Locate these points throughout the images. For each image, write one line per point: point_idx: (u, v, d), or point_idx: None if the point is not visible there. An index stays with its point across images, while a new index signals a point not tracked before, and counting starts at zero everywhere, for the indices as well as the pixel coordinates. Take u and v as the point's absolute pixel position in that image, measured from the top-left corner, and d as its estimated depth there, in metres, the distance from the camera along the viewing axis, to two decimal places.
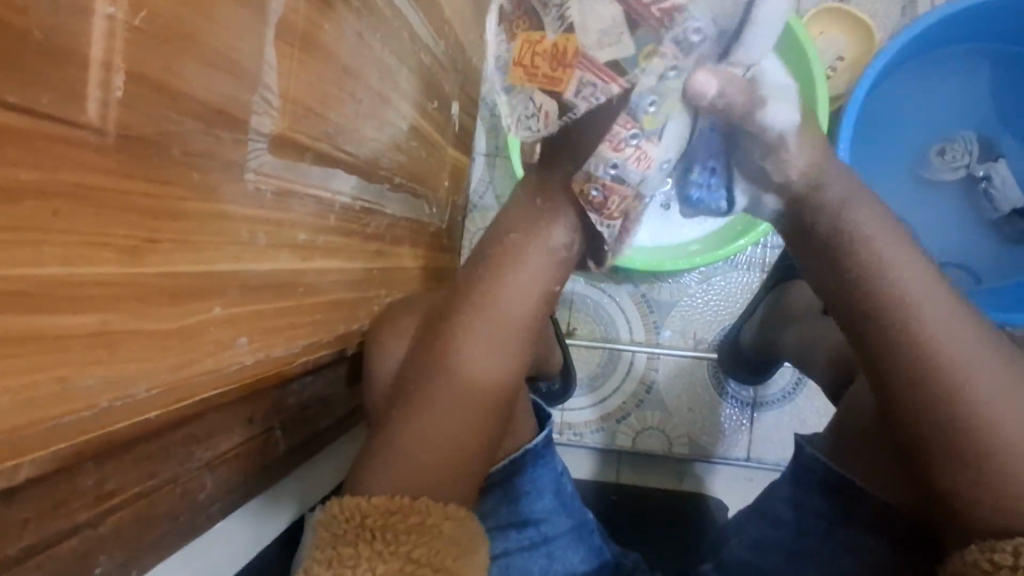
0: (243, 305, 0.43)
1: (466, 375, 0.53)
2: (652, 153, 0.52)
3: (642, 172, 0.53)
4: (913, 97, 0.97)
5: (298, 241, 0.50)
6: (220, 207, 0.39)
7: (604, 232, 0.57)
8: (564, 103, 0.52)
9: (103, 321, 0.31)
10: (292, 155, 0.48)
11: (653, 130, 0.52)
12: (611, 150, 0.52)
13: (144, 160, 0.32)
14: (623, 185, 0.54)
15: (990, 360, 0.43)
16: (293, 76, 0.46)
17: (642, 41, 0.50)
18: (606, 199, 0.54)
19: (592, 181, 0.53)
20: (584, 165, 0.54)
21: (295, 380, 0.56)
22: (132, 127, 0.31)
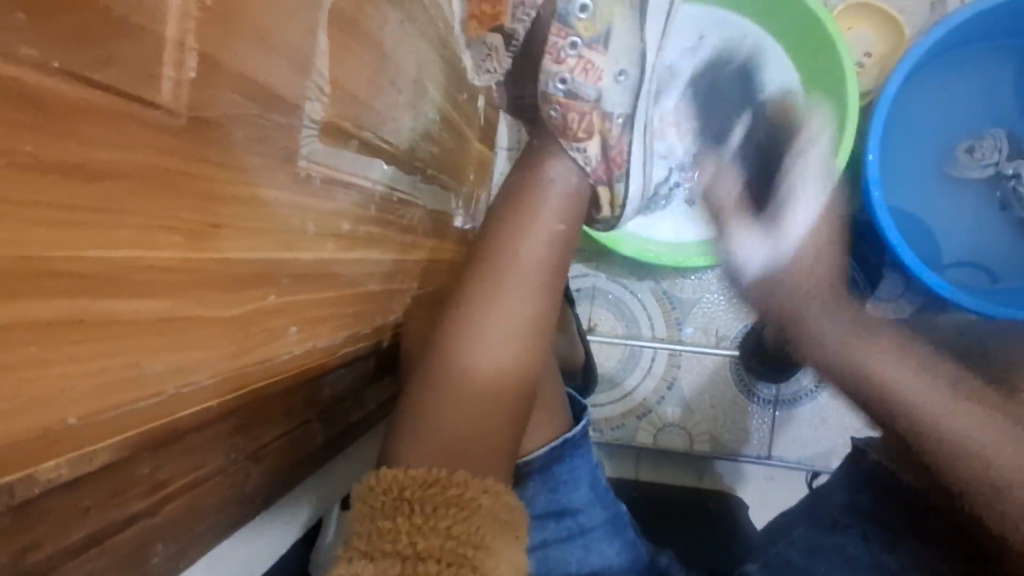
0: (294, 294, 0.43)
1: (480, 355, 0.54)
2: (595, 62, 0.62)
3: (593, 84, 0.63)
4: (941, 96, 0.96)
5: (342, 231, 0.50)
6: (277, 193, 0.39)
7: (579, 155, 0.62)
8: (507, 33, 0.65)
9: (171, 307, 0.30)
10: (338, 143, 0.47)
11: (591, 39, 0.62)
12: (557, 66, 0.63)
13: (210, 142, 0.32)
14: (578, 100, 0.63)
15: (949, 400, 0.52)
16: (342, 62, 0.45)
17: None
18: (565, 118, 0.63)
19: (549, 101, 0.63)
20: (541, 88, 0.64)
21: (330, 372, 0.55)
22: (201, 108, 0.30)
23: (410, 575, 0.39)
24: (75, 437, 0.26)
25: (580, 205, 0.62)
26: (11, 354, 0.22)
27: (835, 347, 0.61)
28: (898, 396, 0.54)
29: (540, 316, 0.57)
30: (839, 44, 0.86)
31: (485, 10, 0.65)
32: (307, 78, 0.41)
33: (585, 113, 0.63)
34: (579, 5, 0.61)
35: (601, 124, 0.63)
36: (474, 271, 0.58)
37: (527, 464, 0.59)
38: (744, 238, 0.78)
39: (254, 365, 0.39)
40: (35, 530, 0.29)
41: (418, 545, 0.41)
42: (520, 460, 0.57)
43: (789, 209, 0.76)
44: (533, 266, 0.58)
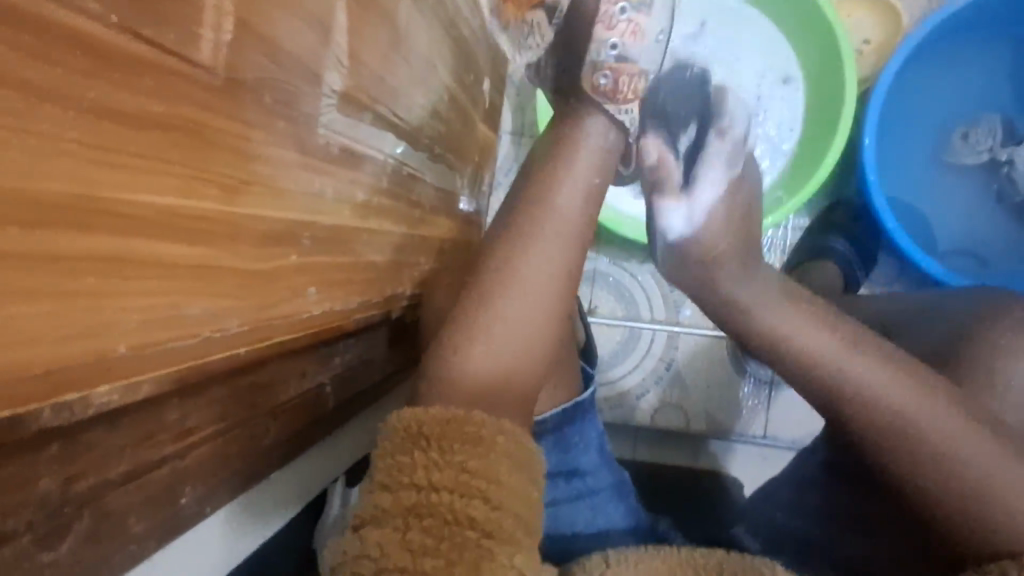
0: (314, 256, 0.45)
1: (516, 300, 0.57)
2: (642, 23, 0.64)
3: (637, 45, 0.65)
4: (942, 80, 0.98)
5: (357, 199, 0.52)
6: (301, 157, 0.41)
7: (625, 117, 0.65)
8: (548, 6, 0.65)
9: (206, 255, 0.32)
10: (354, 114, 0.49)
11: (638, 4, 0.64)
12: (608, 33, 0.63)
13: (241, 102, 0.34)
14: (626, 64, 0.64)
15: (887, 375, 0.54)
16: (359, 35, 0.47)
17: None
18: (616, 81, 0.63)
19: (599, 66, 0.63)
20: (588, 57, 0.64)
21: (341, 340, 0.58)
22: (234, 68, 0.32)
23: (425, 504, 0.41)
24: (122, 368, 0.29)
25: (603, 169, 0.65)
26: (72, 283, 0.25)
27: (819, 349, 0.58)
28: (849, 384, 0.55)
29: (563, 292, 0.60)
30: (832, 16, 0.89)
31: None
32: (328, 47, 0.43)
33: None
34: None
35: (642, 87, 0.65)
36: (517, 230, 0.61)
37: (543, 423, 0.60)
38: (673, 206, 0.70)
39: (280, 320, 0.42)
40: (79, 462, 0.31)
41: (433, 477, 0.42)
42: (537, 417, 0.58)
43: (705, 166, 0.72)
44: (570, 215, 0.62)
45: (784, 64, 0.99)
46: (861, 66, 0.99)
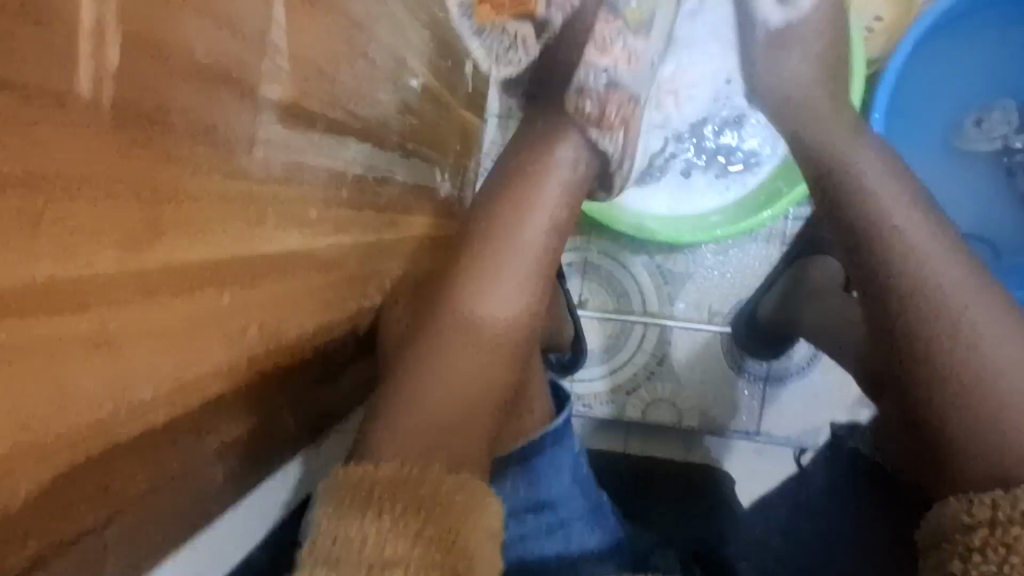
0: (254, 289, 0.41)
1: (479, 335, 0.54)
2: (638, 50, 0.63)
3: (631, 73, 0.62)
4: (957, 59, 0.91)
5: (310, 219, 0.47)
6: (231, 185, 0.37)
7: (609, 145, 0.61)
8: (539, 20, 0.62)
9: (101, 321, 0.30)
10: (301, 127, 0.44)
11: (637, 27, 0.63)
12: (599, 56, 0.60)
13: (144, 133, 0.30)
14: (615, 92, 0.61)
15: (954, 263, 0.55)
16: (307, 37, 0.42)
17: None
18: (602, 109, 0.60)
19: (585, 90, 0.60)
20: (575, 78, 0.61)
21: (306, 362, 0.53)
22: (130, 95, 0.29)
23: None
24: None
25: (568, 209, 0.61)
26: None
27: (887, 203, 0.59)
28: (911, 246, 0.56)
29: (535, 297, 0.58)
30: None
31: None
32: (272, 54, 0.38)
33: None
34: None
35: (630, 113, 0.63)
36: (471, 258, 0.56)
37: (508, 456, 0.58)
38: None
39: (208, 358, 0.38)
40: None
41: (387, 547, 0.39)
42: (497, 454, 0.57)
43: None
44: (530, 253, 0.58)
45: None
46: (870, 47, 0.93)
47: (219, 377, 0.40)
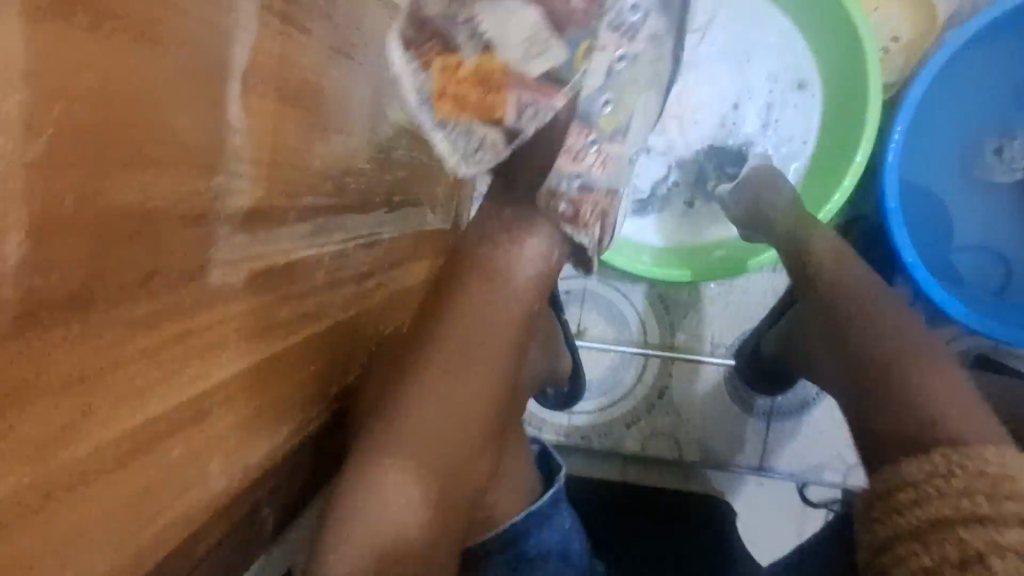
0: (211, 415, 0.38)
1: (460, 371, 0.52)
2: (611, 153, 0.58)
3: (604, 175, 0.58)
4: (979, 86, 0.87)
5: (281, 318, 0.43)
6: (182, 323, 0.34)
7: (584, 239, 0.59)
8: (507, 130, 0.52)
9: (23, 520, 0.26)
10: (269, 226, 0.40)
11: (612, 132, 0.58)
12: (576, 165, 0.57)
13: (67, 312, 0.27)
14: (590, 193, 0.57)
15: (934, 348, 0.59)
16: (269, 130, 0.38)
17: (574, 41, 0.52)
18: (577, 210, 0.57)
19: (558, 195, 0.56)
20: (547, 181, 0.56)
21: (284, 457, 0.49)
22: (47, 277, 0.25)
23: None
24: None
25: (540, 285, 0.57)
26: None
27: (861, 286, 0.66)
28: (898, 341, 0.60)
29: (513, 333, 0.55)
30: (853, 16, 0.79)
31: (463, 90, 0.51)
32: (219, 169, 0.34)
33: (525, 12, 0.50)
34: (604, 94, 0.57)
35: (607, 207, 0.59)
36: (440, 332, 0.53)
37: (484, 543, 0.58)
38: None
39: (160, 510, 0.35)
40: None
41: None
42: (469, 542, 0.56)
43: None
44: (501, 328, 0.55)
45: (800, 66, 0.88)
46: (886, 69, 0.87)
47: (174, 524, 0.37)
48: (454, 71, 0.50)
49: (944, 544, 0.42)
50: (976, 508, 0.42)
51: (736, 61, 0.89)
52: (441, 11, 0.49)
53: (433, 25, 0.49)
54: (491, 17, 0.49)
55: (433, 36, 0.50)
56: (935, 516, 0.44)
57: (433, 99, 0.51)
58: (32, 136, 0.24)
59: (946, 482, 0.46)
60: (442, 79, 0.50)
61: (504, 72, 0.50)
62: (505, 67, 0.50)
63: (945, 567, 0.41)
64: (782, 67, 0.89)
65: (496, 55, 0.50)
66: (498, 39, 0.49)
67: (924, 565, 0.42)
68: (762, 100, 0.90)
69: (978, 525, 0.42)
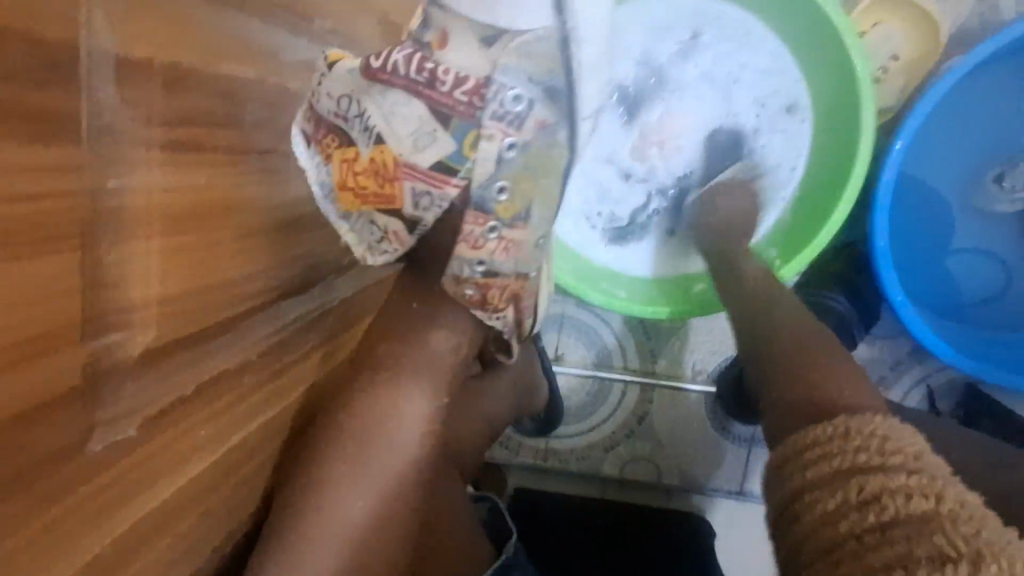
0: (135, 558, 0.36)
1: (408, 391, 0.54)
2: (517, 238, 0.50)
3: (509, 261, 0.51)
4: (984, 110, 0.81)
5: (205, 437, 0.41)
6: (77, 492, 0.31)
7: (497, 322, 0.56)
8: (408, 219, 0.50)
9: None
10: (177, 356, 0.37)
11: (512, 219, 0.50)
12: (473, 253, 0.50)
13: None
14: (496, 278, 0.52)
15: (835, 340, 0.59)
16: (175, 258, 0.35)
17: (462, 127, 0.46)
18: (485, 296, 0.53)
19: (462, 283, 0.52)
20: (449, 269, 0.52)
21: (227, 553, 0.48)
22: None
23: None
24: None
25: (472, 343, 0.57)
26: None
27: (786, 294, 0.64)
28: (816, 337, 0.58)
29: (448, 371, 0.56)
30: (846, 39, 0.72)
31: (362, 183, 0.48)
32: (116, 324, 0.32)
33: (411, 103, 0.46)
34: (498, 181, 0.48)
35: (520, 287, 0.54)
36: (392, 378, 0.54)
37: None
38: None
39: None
40: None
41: None
42: None
43: None
44: (439, 365, 0.55)
45: (790, 88, 0.83)
46: (881, 96, 0.82)
47: None
48: (352, 164, 0.48)
49: (848, 489, 0.40)
50: (869, 460, 0.41)
51: (722, 82, 0.84)
52: (334, 110, 0.47)
53: (326, 121, 0.47)
54: (376, 111, 0.46)
55: (331, 132, 0.48)
56: (837, 470, 0.42)
57: (337, 193, 0.50)
58: None
59: (845, 441, 0.43)
60: (342, 172, 0.49)
61: (396, 163, 0.47)
62: (397, 158, 0.47)
63: (849, 509, 0.39)
64: (772, 89, 0.83)
65: (388, 147, 0.46)
66: (385, 128, 0.46)
67: (828, 509, 0.40)
68: (747, 121, 0.85)
69: (876, 474, 0.40)
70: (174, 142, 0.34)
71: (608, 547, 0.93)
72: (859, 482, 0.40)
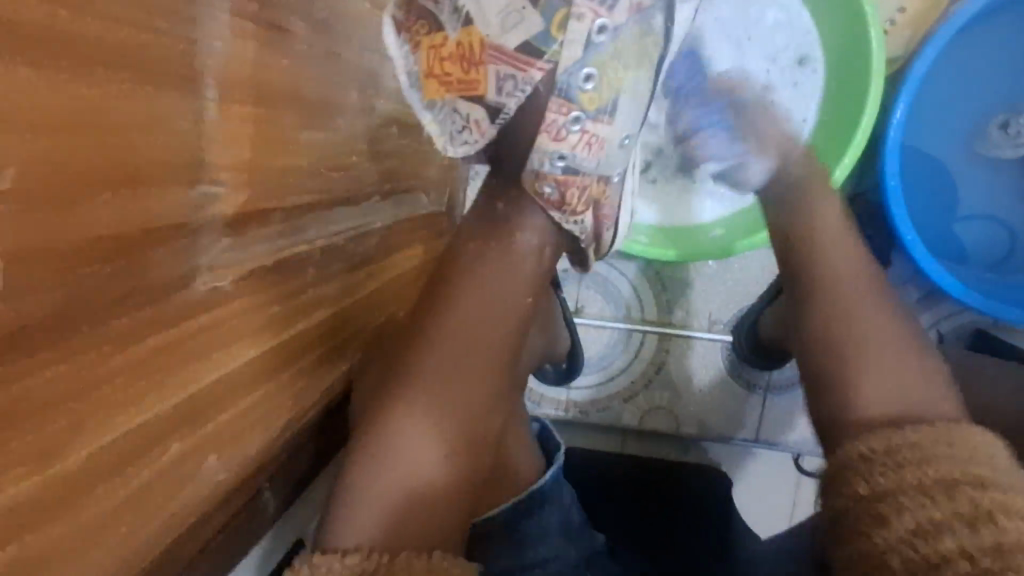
0: (209, 408, 0.40)
1: (495, 308, 0.57)
2: (599, 132, 0.56)
3: (593, 155, 0.57)
4: (990, 58, 0.85)
5: (275, 313, 0.45)
6: (169, 328, 0.35)
7: (574, 227, 0.60)
8: (490, 105, 0.55)
9: (34, 506, 0.29)
10: (257, 228, 0.41)
11: (597, 111, 0.55)
12: (556, 145, 0.56)
13: (60, 331, 0.28)
14: (577, 175, 0.57)
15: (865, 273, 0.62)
16: (254, 131, 0.39)
17: (552, 10, 0.53)
18: (564, 195, 0.58)
19: (544, 178, 0.57)
20: (530, 164, 0.57)
21: (280, 441, 0.52)
22: (48, 293, 0.27)
23: None
24: None
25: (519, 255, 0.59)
26: None
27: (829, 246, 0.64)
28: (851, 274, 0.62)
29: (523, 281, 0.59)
30: None
31: (447, 68, 0.55)
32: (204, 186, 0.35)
33: None
34: (586, 66, 0.54)
35: (598, 191, 0.59)
36: (457, 295, 0.57)
37: (488, 520, 0.58)
38: None
39: (149, 506, 0.37)
40: None
41: None
42: (478, 520, 0.57)
43: None
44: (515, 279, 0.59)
45: (798, 43, 0.86)
46: (888, 46, 0.86)
47: (180, 502, 0.40)
48: (439, 48, 0.54)
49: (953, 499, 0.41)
50: (972, 475, 0.43)
51: (735, 41, 0.87)
52: None
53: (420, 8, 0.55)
54: None
55: (421, 18, 0.55)
56: (937, 479, 0.43)
57: (422, 82, 0.56)
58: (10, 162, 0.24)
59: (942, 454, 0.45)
60: (429, 57, 0.55)
61: (483, 45, 0.54)
62: (482, 41, 0.54)
63: (953, 519, 0.40)
64: (781, 45, 0.87)
65: (475, 28, 0.53)
66: (476, 11, 0.53)
67: (931, 516, 0.41)
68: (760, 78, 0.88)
69: (979, 489, 0.42)
70: (254, 22, 0.37)
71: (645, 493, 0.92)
72: (965, 492, 0.42)
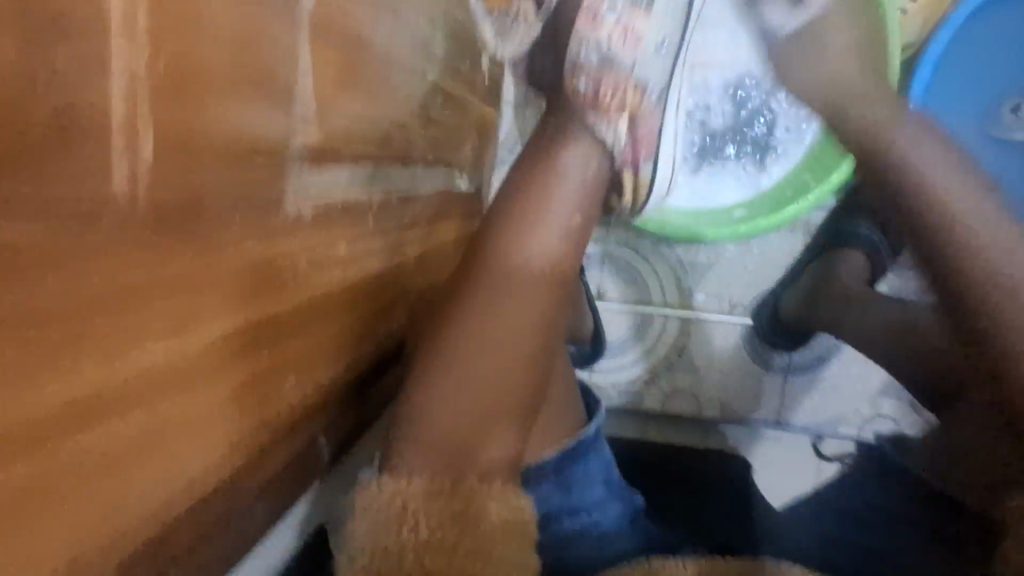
0: (279, 335, 0.43)
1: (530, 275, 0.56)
2: (634, 25, 0.61)
3: (627, 48, 0.61)
4: (996, 47, 0.89)
5: (339, 256, 0.49)
6: (254, 243, 0.39)
7: (610, 132, 0.61)
8: None
9: (146, 390, 0.32)
10: (326, 167, 0.45)
11: (633, 4, 0.61)
12: (593, 29, 0.61)
13: (181, 218, 0.33)
14: (612, 66, 0.61)
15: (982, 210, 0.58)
16: (327, 76, 0.43)
17: None
18: (598, 89, 0.61)
19: (581, 67, 0.61)
20: (571, 54, 0.62)
21: (335, 389, 0.54)
22: (169, 185, 0.32)
23: None
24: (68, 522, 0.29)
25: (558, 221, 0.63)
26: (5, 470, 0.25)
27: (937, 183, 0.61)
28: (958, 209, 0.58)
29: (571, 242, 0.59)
30: None
31: None
32: (270, 113, 0.39)
33: None
34: None
35: (632, 95, 0.62)
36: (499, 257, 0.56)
37: (534, 467, 0.59)
38: None
39: (229, 417, 0.40)
40: None
41: (424, 562, 0.42)
42: (527, 463, 0.58)
43: None
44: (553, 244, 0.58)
45: None
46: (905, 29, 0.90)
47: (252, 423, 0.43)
48: None
49: None
50: None
51: None
52: None
53: None
54: None
55: None
56: None
57: None
58: (154, 56, 0.29)
59: None
60: None
61: None
62: None
63: None
64: None
65: None
66: None
67: None
68: None
69: None
70: None
71: (670, 471, 0.93)
72: None
